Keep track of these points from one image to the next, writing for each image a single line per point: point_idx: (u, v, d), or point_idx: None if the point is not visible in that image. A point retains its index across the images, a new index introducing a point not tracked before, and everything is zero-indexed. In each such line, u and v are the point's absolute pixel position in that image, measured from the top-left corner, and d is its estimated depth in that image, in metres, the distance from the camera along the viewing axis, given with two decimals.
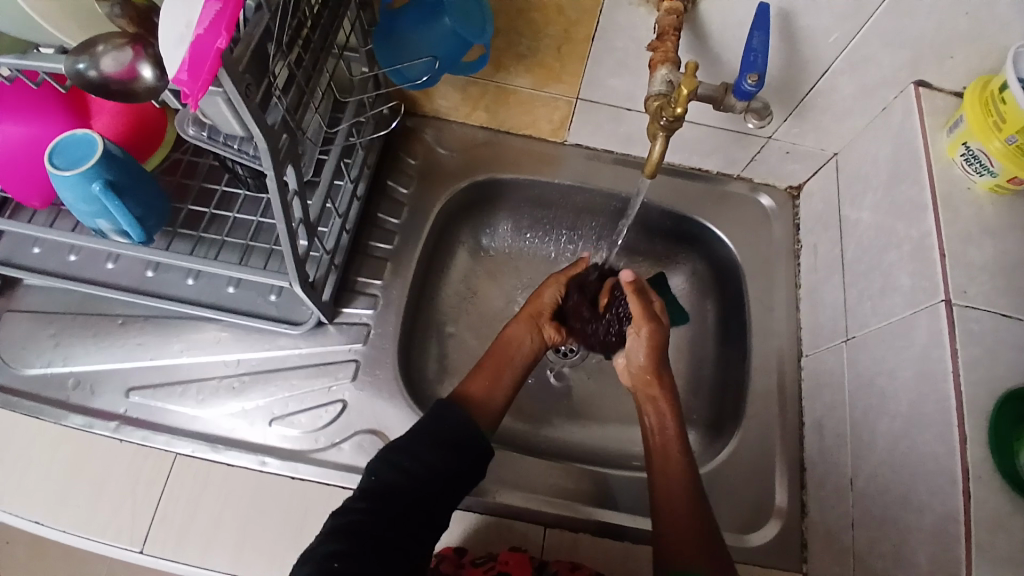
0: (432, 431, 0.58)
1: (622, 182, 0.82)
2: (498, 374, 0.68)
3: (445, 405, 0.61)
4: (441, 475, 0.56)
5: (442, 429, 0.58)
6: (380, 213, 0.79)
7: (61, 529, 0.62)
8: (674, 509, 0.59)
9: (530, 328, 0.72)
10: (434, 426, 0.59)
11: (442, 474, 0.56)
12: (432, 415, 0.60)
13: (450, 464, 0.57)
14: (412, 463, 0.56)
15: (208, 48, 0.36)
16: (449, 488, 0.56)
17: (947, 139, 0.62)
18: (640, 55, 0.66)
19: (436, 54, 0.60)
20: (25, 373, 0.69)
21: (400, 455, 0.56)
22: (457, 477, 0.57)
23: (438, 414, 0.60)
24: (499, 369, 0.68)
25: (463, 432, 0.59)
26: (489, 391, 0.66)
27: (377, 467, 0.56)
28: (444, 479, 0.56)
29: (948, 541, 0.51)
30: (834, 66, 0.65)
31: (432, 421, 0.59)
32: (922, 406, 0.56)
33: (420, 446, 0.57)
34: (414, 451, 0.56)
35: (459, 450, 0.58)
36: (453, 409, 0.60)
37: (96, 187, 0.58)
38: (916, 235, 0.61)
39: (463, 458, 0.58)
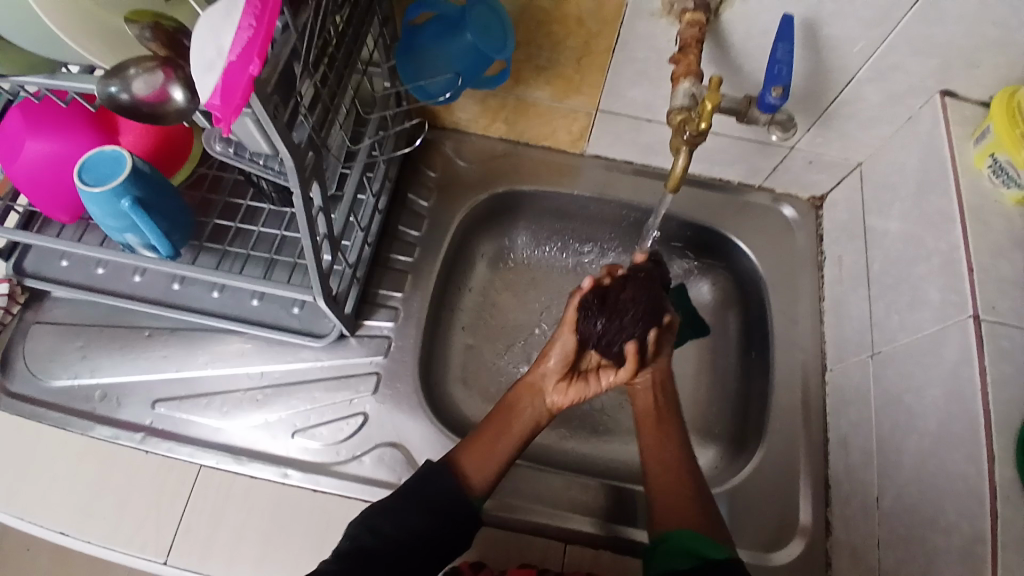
0: (417, 493, 0.58)
1: (642, 193, 0.82)
2: (491, 441, 0.63)
3: (435, 469, 0.61)
4: (422, 540, 0.56)
5: (429, 494, 0.58)
6: (400, 226, 0.79)
7: (87, 541, 0.63)
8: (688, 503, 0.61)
9: (530, 395, 0.68)
10: (420, 489, 0.59)
11: (421, 539, 0.56)
12: (421, 478, 0.60)
13: (431, 530, 0.57)
14: (394, 526, 0.56)
15: (240, 77, 0.36)
16: (427, 555, 0.56)
17: (975, 150, 0.61)
18: (661, 66, 0.66)
19: (458, 70, 0.61)
20: (52, 386, 0.70)
21: (382, 520, 0.56)
22: (438, 544, 0.57)
23: (428, 478, 0.60)
24: (495, 438, 0.64)
25: (450, 497, 0.59)
26: (483, 462, 0.62)
27: (356, 531, 0.56)
28: (425, 545, 0.56)
29: (977, 562, 0.49)
30: (859, 75, 0.64)
31: (420, 485, 0.59)
32: (951, 423, 0.55)
33: (405, 509, 0.57)
34: (397, 515, 0.56)
35: (442, 517, 0.58)
36: (442, 474, 0.60)
37: (124, 204, 0.59)
38: (945, 247, 0.60)
39: (445, 524, 0.58)
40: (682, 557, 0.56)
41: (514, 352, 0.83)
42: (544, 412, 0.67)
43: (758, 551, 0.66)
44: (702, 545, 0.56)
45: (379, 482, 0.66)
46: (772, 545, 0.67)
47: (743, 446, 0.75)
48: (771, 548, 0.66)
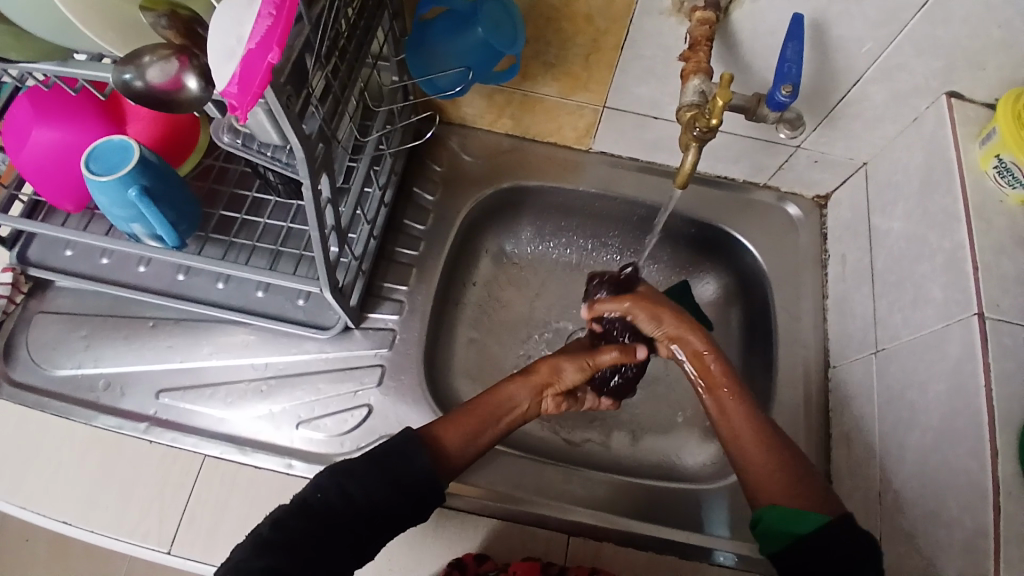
0: (391, 463, 0.55)
1: (647, 189, 0.82)
2: (475, 432, 0.61)
3: (417, 442, 0.57)
4: (384, 513, 0.54)
5: (403, 466, 0.55)
6: (405, 219, 0.79)
7: (90, 529, 0.62)
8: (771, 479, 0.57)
9: (530, 392, 0.66)
10: (395, 459, 0.56)
11: (382, 513, 0.54)
12: (401, 446, 0.57)
13: (393, 505, 0.54)
14: (360, 494, 0.53)
15: (259, 63, 0.36)
16: (385, 527, 0.54)
17: (979, 150, 0.62)
18: (668, 63, 0.66)
19: (468, 64, 0.61)
20: (56, 374, 0.70)
21: (351, 480, 0.54)
22: (398, 518, 0.54)
23: (408, 448, 0.57)
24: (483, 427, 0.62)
25: (423, 476, 0.55)
26: (467, 448, 0.61)
27: (324, 486, 0.54)
28: (384, 518, 0.54)
29: (979, 557, 0.50)
30: (865, 75, 0.64)
31: (398, 453, 0.56)
32: (954, 420, 0.55)
33: (372, 479, 0.54)
34: (367, 483, 0.54)
35: (409, 494, 0.55)
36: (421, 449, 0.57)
37: (132, 193, 0.59)
38: (949, 246, 0.60)
39: (409, 503, 0.55)
40: (781, 538, 0.53)
41: (518, 347, 0.83)
42: (535, 409, 0.67)
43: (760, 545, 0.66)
44: (792, 520, 0.53)
45: None
46: None
47: None
48: None
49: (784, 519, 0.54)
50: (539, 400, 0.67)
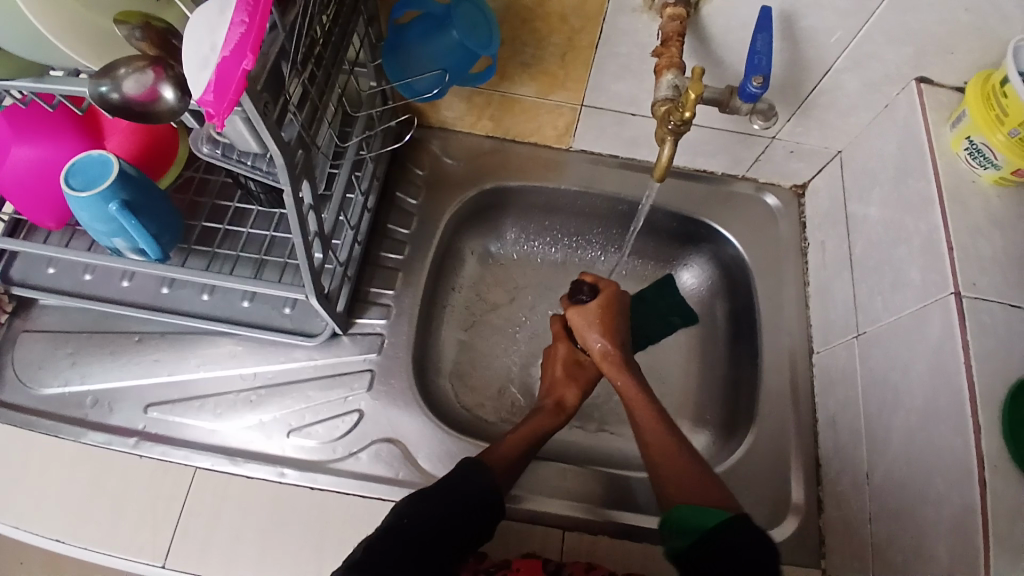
0: (459, 483, 0.57)
1: (628, 186, 0.83)
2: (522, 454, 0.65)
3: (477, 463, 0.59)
4: (461, 531, 0.54)
5: (474, 483, 0.57)
6: (389, 224, 0.79)
7: (84, 547, 0.62)
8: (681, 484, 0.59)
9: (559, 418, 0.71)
10: (462, 479, 0.57)
11: (459, 531, 0.54)
12: (466, 468, 0.59)
13: (467, 521, 0.55)
14: (439, 511, 0.54)
15: (233, 71, 0.36)
16: (460, 547, 0.54)
17: (950, 133, 0.63)
18: (643, 59, 0.67)
19: (444, 66, 0.61)
20: (43, 393, 0.69)
21: (428, 501, 0.55)
22: (471, 537, 0.55)
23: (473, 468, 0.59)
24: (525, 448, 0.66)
25: (491, 491, 0.57)
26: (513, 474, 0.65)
27: (404, 510, 0.54)
28: (458, 536, 0.54)
29: (966, 532, 0.51)
30: (836, 64, 0.65)
31: (466, 474, 0.58)
32: (937, 399, 0.56)
33: (446, 497, 0.55)
34: (443, 502, 0.55)
35: (481, 510, 0.56)
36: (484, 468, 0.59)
37: (112, 208, 0.59)
38: (925, 229, 0.61)
39: (481, 519, 0.56)
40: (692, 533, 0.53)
41: (506, 346, 0.84)
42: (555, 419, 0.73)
43: None
44: (700, 515, 0.54)
45: (375, 478, 0.66)
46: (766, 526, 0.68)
47: (734, 431, 0.76)
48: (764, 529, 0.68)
49: (701, 516, 0.54)
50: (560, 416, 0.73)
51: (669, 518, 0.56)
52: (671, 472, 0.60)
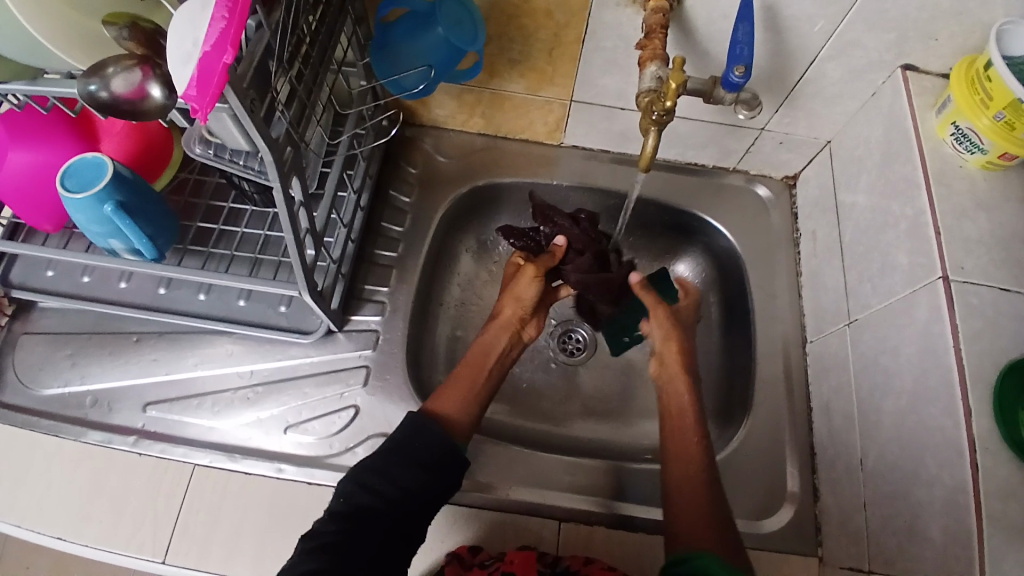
0: (406, 448, 0.56)
1: (619, 180, 0.84)
2: (469, 388, 0.64)
3: (420, 422, 0.58)
4: (417, 496, 0.54)
5: (420, 449, 0.56)
6: (383, 221, 0.80)
7: (85, 545, 0.63)
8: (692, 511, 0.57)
9: (508, 333, 0.69)
10: (408, 443, 0.56)
11: (417, 495, 0.54)
12: (408, 431, 0.57)
13: (424, 484, 0.55)
14: (387, 485, 0.54)
15: (214, 64, 0.38)
16: (423, 508, 0.55)
17: (936, 119, 0.64)
18: (630, 53, 0.68)
19: (430, 62, 0.62)
20: (43, 394, 0.70)
21: (376, 476, 0.54)
22: (434, 496, 0.55)
23: (415, 431, 0.57)
24: (474, 375, 0.65)
25: (438, 449, 0.57)
26: (460, 407, 0.62)
27: (350, 490, 0.53)
28: (418, 500, 0.54)
29: (959, 513, 0.51)
30: (820, 54, 0.66)
31: (409, 439, 0.57)
32: (925, 381, 0.56)
33: (395, 467, 0.54)
34: (390, 473, 0.54)
35: (436, 471, 0.56)
36: (428, 427, 0.58)
37: (108, 209, 0.60)
38: (911, 214, 0.62)
39: (439, 476, 0.56)
40: None
41: None
42: (518, 343, 0.70)
43: (747, 519, 0.67)
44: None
45: None
46: (762, 514, 0.68)
47: (729, 420, 0.77)
48: (760, 517, 0.68)
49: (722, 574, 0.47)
50: (518, 334, 0.70)
51: (688, 559, 0.50)
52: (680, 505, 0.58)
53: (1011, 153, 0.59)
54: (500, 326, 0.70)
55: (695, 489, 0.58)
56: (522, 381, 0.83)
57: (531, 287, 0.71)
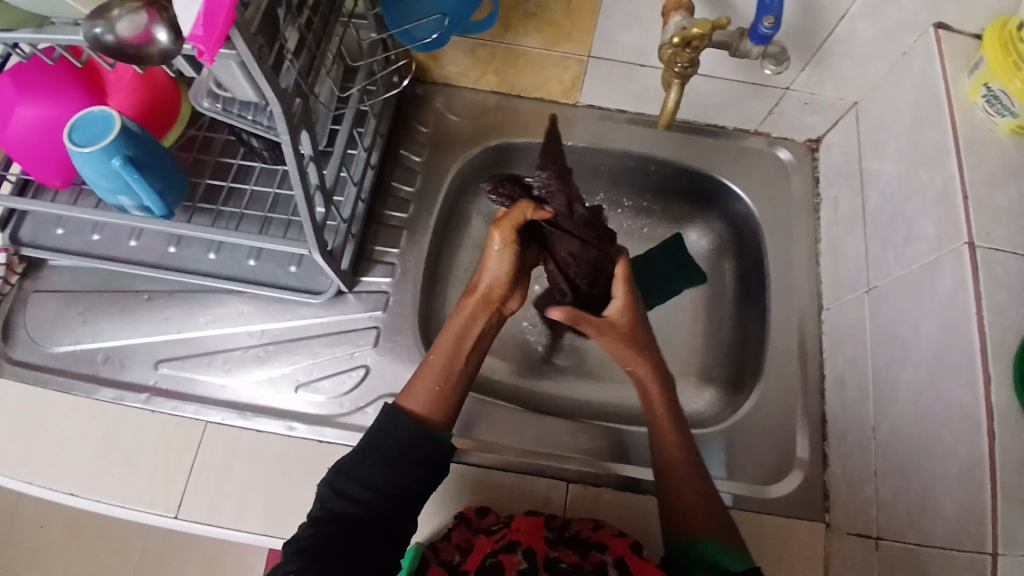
0: (381, 449, 0.55)
1: (636, 141, 0.82)
2: (439, 379, 0.60)
3: (393, 415, 0.57)
4: (399, 492, 0.55)
5: (397, 446, 0.55)
6: (393, 182, 0.79)
7: (98, 499, 0.63)
8: (674, 472, 0.60)
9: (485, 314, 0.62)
10: (383, 443, 0.55)
11: (400, 492, 0.55)
12: (380, 427, 0.56)
13: (405, 481, 0.55)
14: (366, 487, 0.54)
15: (222, 0, 0.36)
16: (408, 501, 0.55)
17: (968, 81, 0.61)
18: (651, 6, 0.65)
19: (445, 11, 0.59)
20: (55, 350, 0.70)
21: (355, 480, 0.54)
22: (419, 490, 0.56)
23: (387, 426, 0.56)
24: (449, 368, 0.60)
25: (415, 445, 0.55)
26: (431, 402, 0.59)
27: (330, 496, 0.53)
28: (403, 496, 0.55)
29: (974, 483, 0.50)
30: (852, 10, 0.63)
31: (382, 436, 0.56)
32: (947, 350, 0.55)
33: (374, 468, 0.54)
34: (369, 474, 0.54)
35: (416, 466, 0.55)
36: (401, 420, 0.56)
37: (116, 163, 0.59)
38: (940, 179, 0.59)
39: (421, 472, 0.55)
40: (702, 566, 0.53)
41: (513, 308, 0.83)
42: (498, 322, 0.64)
43: (756, 486, 0.67)
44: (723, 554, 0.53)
45: None
46: (771, 481, 0.68)
47: (741, 388, 0.76)
48: (769, 484, 0.68)
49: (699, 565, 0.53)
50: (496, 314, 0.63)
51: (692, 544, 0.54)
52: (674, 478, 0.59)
53: None
54: (476, 306, 0.62)
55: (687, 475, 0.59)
56: (533, 346, 0.82)
57: (504, 266, 0.60)
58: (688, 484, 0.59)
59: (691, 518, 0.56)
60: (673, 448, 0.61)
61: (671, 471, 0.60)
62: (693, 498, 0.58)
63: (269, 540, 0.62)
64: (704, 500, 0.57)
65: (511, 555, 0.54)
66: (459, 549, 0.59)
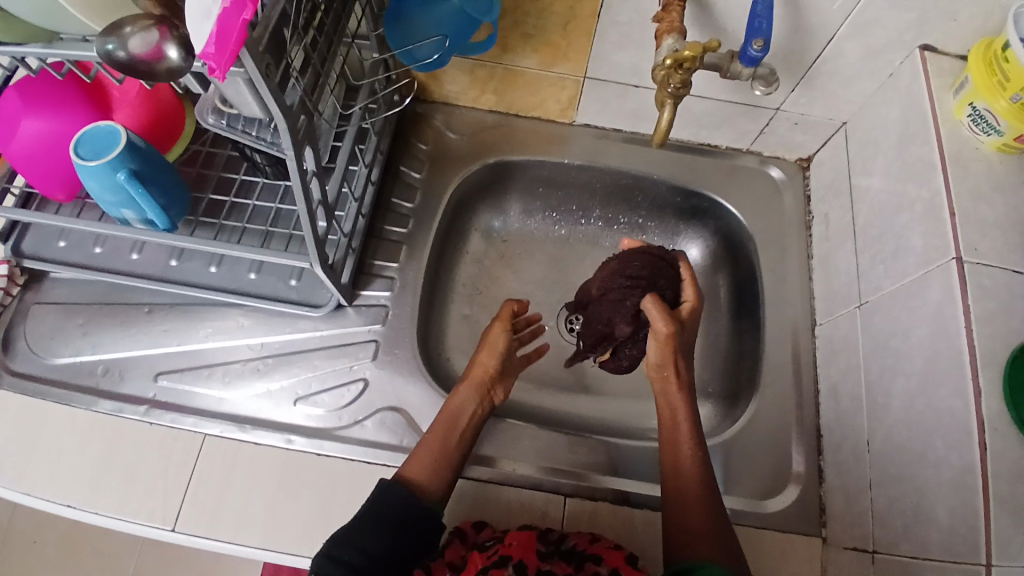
0: (376, 516, 0.55)
1: (631, 160, 0.83)
2: (439, 452, 0.61)
3: (387, 485, 0.57)
4: (390, 560, 0.53)
5: (389, 513, 0.55)
6: (393, 198, 0.80)
7: (95, 512, 0.63)
8: (686, 509, 0.58)
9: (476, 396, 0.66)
10: (378, 510, 0.55)
11: (390, 560, 0.53)
12: (372, 498, 0.56)
13: (397, 548, 0.54)
14: (359, 554, 0.52)
15: (233, 21, 0.38)
16: (396, 573, 0.54)
17: (953, 100, 0.63)
18: (645, 28, 0.67)
19: (445, 32, 0.61)
20: (55, 362, 0.71)
21: (349, 547, 0.52)
22: (404, 561, 0.55)
23: (379, 497, 0.56)
24: (448, 440, 0.62)
25: (409, 512, 0.56)
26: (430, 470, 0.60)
27: (323, 563, 0.51)
28: (392, 566, 0.53)
29: (967, 493, 0.51)
30: (839, 32, 0.65)
31: (373, 506, 0.56)
32: (937, 361, 0.56)
33: (368, 534, 0.53)
34: (361, 541, 0.53)
35: (405, 534, 0.55)
36: (395, 489, 0.57)
37: (121, 177, 0.60)
38: (927, 195, 0.61)
39: (411, 540, 0.55)
40: None
41: None
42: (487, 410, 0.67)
43: (752, 499, 0.68)
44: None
45: (381, 445, 0.67)
46: (767, 494, 0.68)
47: (736, 401, 0.77)
48: (765, 497, 0.68)
49: None
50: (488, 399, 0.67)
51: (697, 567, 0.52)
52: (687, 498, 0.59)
53: None
54: (468, 387, 0.66)
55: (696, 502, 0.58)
56: (530, 359, 0.83)
57: (500, 344, 0.68)
58: (695, 509, 0.58)
59: (693, 546, 0.55)
60: (688, 477, 0.60)
61: (685, 494, 0.59)
62: (701, 522, 0.57)
63: (266, 553, 0.62)
64: (710, 528, 0.56)
65: (502, 570, 0.54)
66: (452, 565, 0.58)
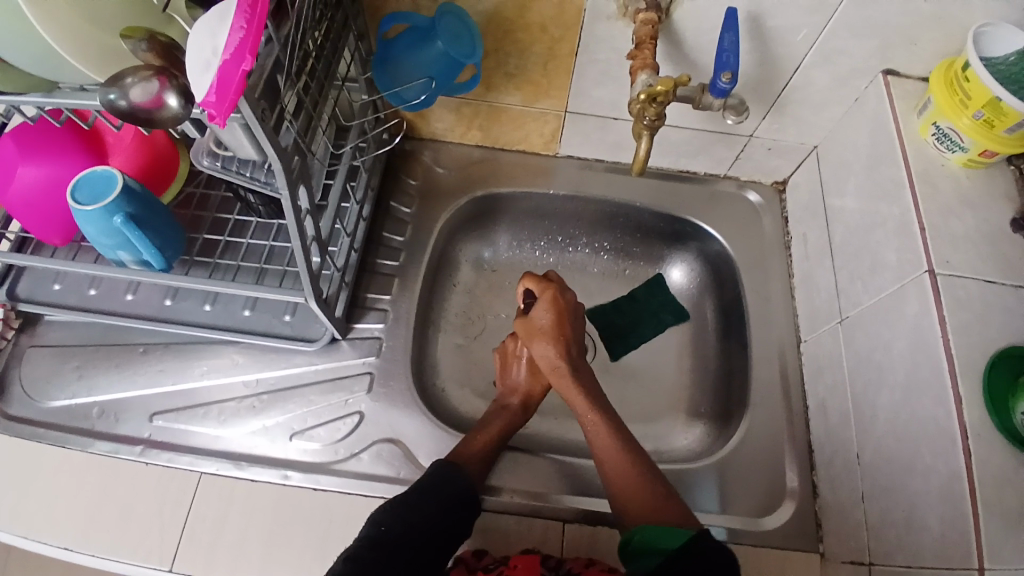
0: (435, 489, 0.59)
1: (612, 188, 0.86)
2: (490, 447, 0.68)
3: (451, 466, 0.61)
4: (433, 533, 0.56)
5: (449, 489, 0.59)
6: (385, 232, 0.82)
7: (92, 554, 0.63)
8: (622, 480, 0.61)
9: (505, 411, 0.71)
10: (438, 487, 0.59)
11: (433, 532, 0.56)
12: (440, 471, 0.61)
13: (439, 525, 0.57)
14: (411, 517, 0.56)
15: (233, 73, 0.40)
16: (433, 549, 0.56)
17: (918, 120, 0.66)
18: (622, 64, 0.70)
19: (431, 74, 0.64)
20: (51, 406, 0.71)
21: (406, 510, 0.56)
22: (447, 537, 0.57)
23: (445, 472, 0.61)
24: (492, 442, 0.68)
25: (464, 496, 0.59)
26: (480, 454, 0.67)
27: (380, 519, 0.55)
28: (433, 537, 0.56)
29: (955, 499, 0.52)
30: (805, 61, 0.69)
31: (439, 477, 0.60)
32: (918, 372, 0.58)
33: (421, 504, 0.57)
34: (418, 505, 0.57)
35: (454, 511, 0.58)
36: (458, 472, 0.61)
37: (118, 221, 0.61)
38: (898, 212, 0.64)
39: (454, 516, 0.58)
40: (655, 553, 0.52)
41: None
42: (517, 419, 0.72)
43: (749, 517, 0.68)
44: (663, 538, 0.53)
45: (378, 478, 0.67)
46: (763, 511, 0.69)
47: (728, 421, 0.78)
48: (762, 514, 0.69)
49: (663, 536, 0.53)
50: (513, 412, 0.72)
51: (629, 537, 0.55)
52: (616, 472, 0.62)
53: (991, 151, 0.62)
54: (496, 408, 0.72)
55: (628, 477, 0.61)
56: None
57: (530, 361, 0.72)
58: (629, 478, 0.61)
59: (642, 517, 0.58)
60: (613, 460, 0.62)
61: (614, 469, 0.62)
62: (633, 486, 0.60)
63: None
64: (643, 484, 0.60)
65: None
66: None
